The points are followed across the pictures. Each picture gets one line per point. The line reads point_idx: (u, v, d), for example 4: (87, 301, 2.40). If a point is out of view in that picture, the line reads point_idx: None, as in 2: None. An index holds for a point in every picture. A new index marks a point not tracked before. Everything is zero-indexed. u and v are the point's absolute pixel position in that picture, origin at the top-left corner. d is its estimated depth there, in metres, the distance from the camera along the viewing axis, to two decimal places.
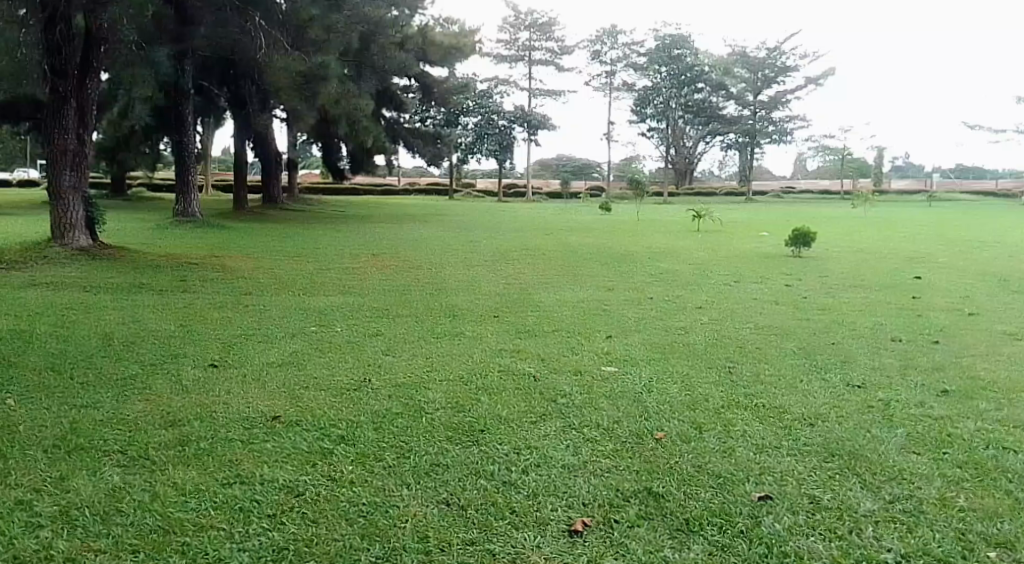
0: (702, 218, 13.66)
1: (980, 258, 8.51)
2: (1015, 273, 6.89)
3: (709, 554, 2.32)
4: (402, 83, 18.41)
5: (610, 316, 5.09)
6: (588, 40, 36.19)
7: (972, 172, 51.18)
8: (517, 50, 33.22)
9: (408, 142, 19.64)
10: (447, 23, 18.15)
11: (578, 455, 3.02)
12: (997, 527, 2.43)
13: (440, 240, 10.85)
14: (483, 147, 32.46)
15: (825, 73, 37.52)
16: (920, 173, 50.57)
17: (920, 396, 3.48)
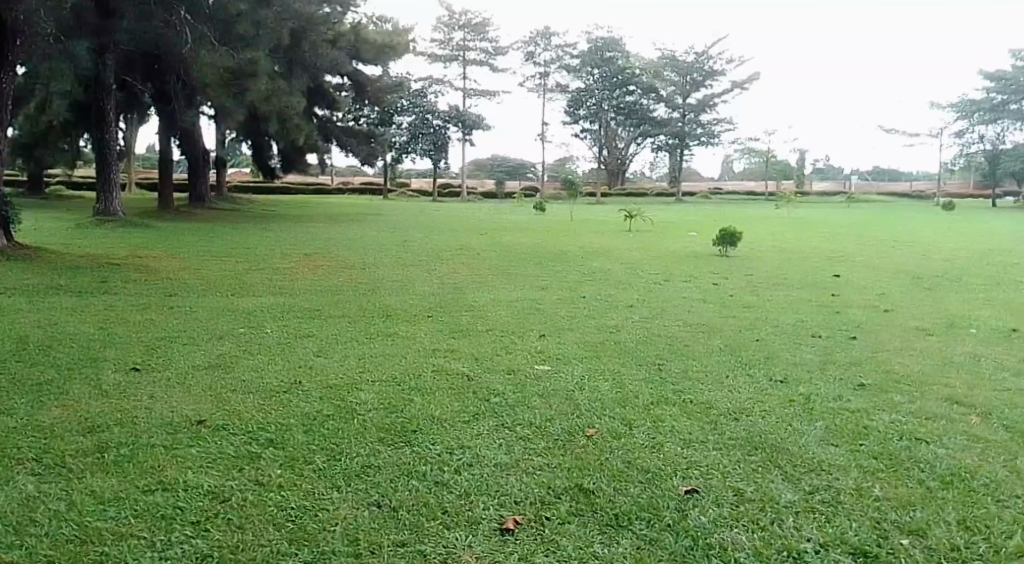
0: (633, 218, 13.90)
1: (890, 257, 8.88)
2: (924, 271, 7.23)
3: (637, 549, 2.37)
4: (336, 81, 18.14)
5: (543, 315, 5.13)
6: (521, 41, 36.37)
7: (887, 175, 53.52)
8: (451, 50, 33.13)
9: (345, 141, 19.35)
10: (381, 22, 18.04)
11: (510, 454, 3.04)
12: (910, 515, 2.55)
13: (377, 240, 10.74)
14: (418, 146, 32.26)
15: (750, 77, 38.54)
16: (839, 175, 52.78)
17: (839, 389, 3.63)
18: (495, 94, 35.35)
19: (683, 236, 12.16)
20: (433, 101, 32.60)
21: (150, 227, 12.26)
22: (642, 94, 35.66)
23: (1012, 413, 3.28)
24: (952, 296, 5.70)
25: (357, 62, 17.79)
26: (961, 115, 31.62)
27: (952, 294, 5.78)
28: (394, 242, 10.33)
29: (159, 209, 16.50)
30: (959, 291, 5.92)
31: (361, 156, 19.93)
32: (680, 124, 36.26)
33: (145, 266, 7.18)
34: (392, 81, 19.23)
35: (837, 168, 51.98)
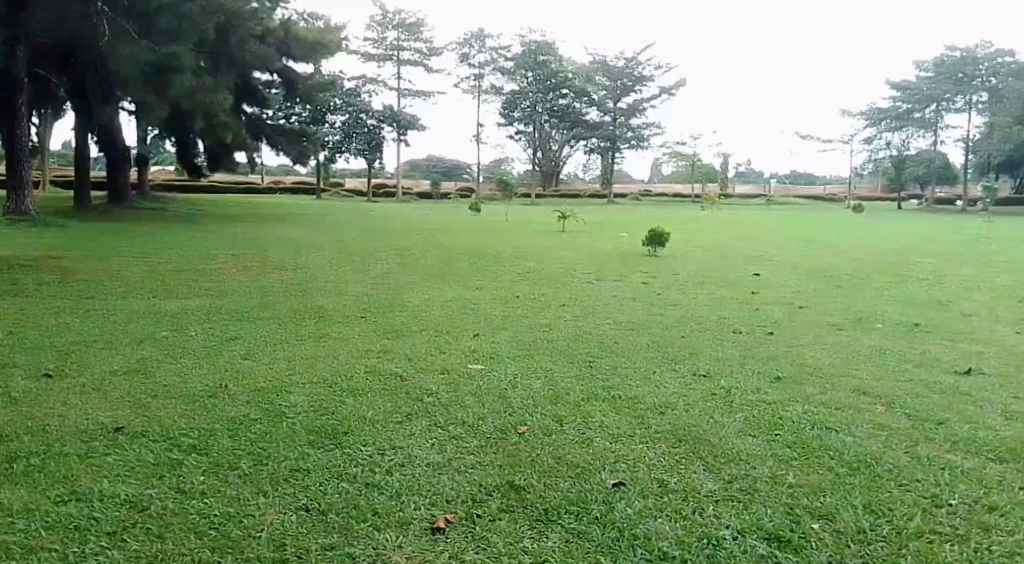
0: (567, 219, 14.11)
1: (806, 257, 9.26)
2: (837, 270, 7.59)
3: (566, 542, 2.43)
4: (265, 78, 17.72)
5: (478, 315, 5.17)
6: (456, 42, 36.28)
7: (803, 179, 55.87)
8: (385, 49, 32.84)
9: (275, 139, 18.90)
10: (311, 19, 17.75)
11: (443, 453, 3.06)
12: (821, 500, 2.70)
13: (308, 240, 10.62)
14: (351, 145, 31.89)
15: (678, 83, 39.41)
16: (760, 179, 54.67)
17: (758, 383, 3.79)
18: (430, 95, 35.16)
19: (612, 237, 12.43)
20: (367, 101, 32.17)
21: (67, 227, 11.74)
22: (574, 97, 36.13)
23: (914, 402, 3.49)
24: (863, 294, 6.00)
25: (287, 58, 17.42)
26: (871, 121, 33.24)
27: (862, 291, 6.10)
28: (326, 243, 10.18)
29: (78, 208, 15.78)
30: (869, 288, 6.25)
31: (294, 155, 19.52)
32: (611, 127, 36.36)
33: (61, 268, 6.88)
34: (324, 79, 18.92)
35: (758, 172, 53.86)
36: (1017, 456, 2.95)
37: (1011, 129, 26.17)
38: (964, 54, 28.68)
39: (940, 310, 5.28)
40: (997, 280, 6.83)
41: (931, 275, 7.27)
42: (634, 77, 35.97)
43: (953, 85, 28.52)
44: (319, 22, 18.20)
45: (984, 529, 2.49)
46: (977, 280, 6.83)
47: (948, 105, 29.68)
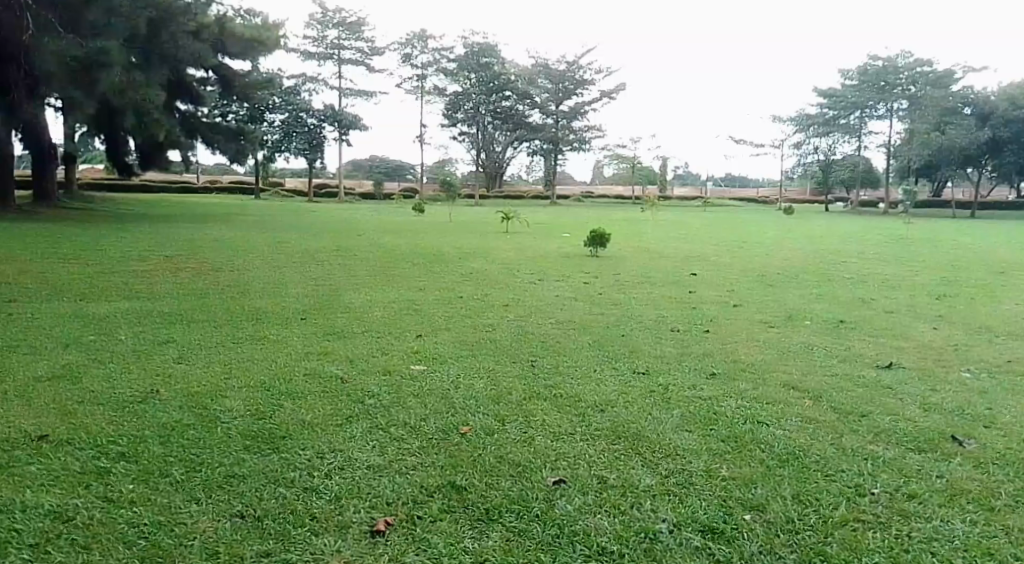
0: (511, 220, 14.13)
1: (741, 257, 9.51)
2: (770, 270, 7.84)
3: (506, 541, 2.46)
4: (199, 74, 17.24)
5: (421, 315, 5.16)
6: (397, 42, 35.98)
7: (738, 182, 57.53)
8: (325, 48, 32.35)
9: (212, 138, 18.41)
10: (248, 16, 17.40)
11: (383, 455, 3.05)
12: (752, 492, 2.79)
13: (248, 240, 10.41)
14: (291, 144, 31.33)
15: (618, 87, 40.01)
16: (697, 181, 55.97)
17: (693, 379, 3.89)
18: (372, 95, 34.80)
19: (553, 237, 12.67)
20: (307, 99, 31.61)
21: None
22: (517, 99, 36.29)
23: (839, 395, 3.64)
24: (793, 292, 6.22)
25: (222, 55, 17.00)
26: (799, 127, 34.50)
27: (792, 290, 6.31)
28: (265, 243, 9.98)
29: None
30: (798, 287, 6.48)
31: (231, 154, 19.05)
32: (553, 129, 36.75)
33: None
34: (262, 76, 18.53)
35: (695, 174, 55.10)
36: (934, 445, 3.11)
37: (929, 135, 27.52)
38: (885, 64, 29.81)
39: (863, 307, 5.52)
40: (914, 278, 7.17)
41: (858, 273, 7.57)
42: (575, 81, 36.40)
43: (875, 93, 29.86)
44: (257, 19, 17.82)
45: (904, 516, 2.61)
46: (898, 279, 7.14)
47: (871, 111, 31.01)
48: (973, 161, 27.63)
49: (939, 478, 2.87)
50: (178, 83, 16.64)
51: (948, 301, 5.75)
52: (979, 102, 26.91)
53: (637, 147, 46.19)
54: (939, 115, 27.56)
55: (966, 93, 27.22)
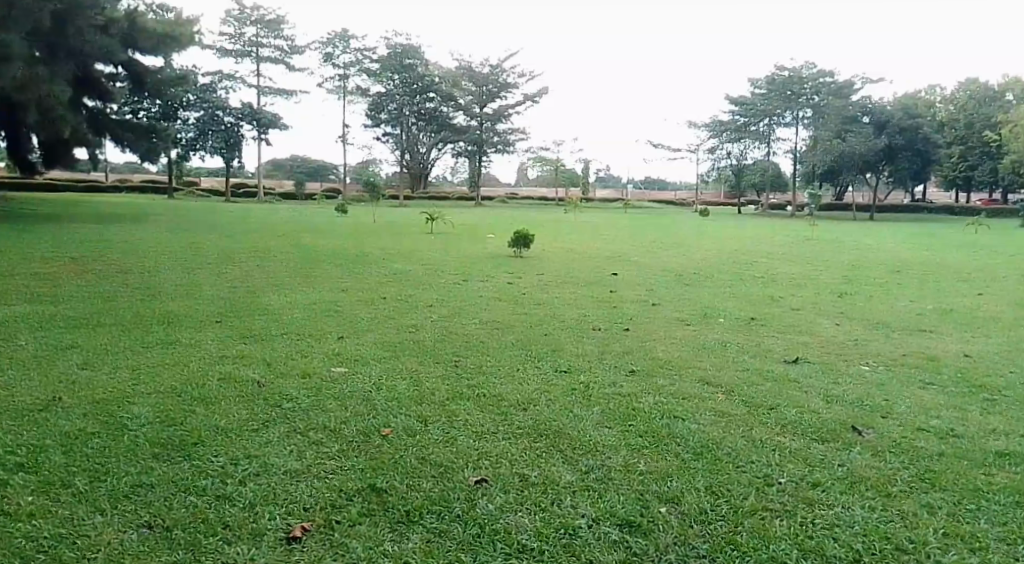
0: (435, 220, 14.13)
1: (657, 256, 9.79)
2: (687, 269, 8.10)
3: (426, 543, 2.46)
4: (107, 70, 16.51)
5: (343, 317, 5.09)
6: (317, 41, 35.32)
7: (656, 185, 59.16)
8: (242, 46, 31.48)
9: (121, 136, 17.66)
10: (160, 11, 16.79)
11: (301, 459, 3.00)
12: (667, 485, 2.88)
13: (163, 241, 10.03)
14: (206, 143, 30.40)
15: (541, 90, 40.34)
16: (618, 184, 57.15)
17: (614, 376, 3.99)
18: (293, 95, 34.02)
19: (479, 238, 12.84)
20: (223, 97, 30.66)
21: None
22: (441, 101, 36.08)
23: (751, 389, 3.80)
24: (708, 290, 6.44)
25: (132, 50, 16.34)
26: (713, 133, 35.41)
27: (708, 288, 6.53)
28: (180, 244, 9.65)
29: None
30: (714, 286, 6.70)
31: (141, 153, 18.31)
32: (478, 131, 36.95)
33: None
34: (176, 73, 17.89)
35: (616, 176, 56.20)
36: (836, 436, 3.28)
37: (831, 142, 28.91)
38: (791, 74, 30.86)
39: (773, 304, 5.77)
40: (819, 277, 7.54)
41: (769, 273, 7.90)
42: (499, 84, 36.54)
43: (783, 102, 31.09)
44: (170, 15, 17.21)
45: (808, 504, 2.75)
46: (804, 277, 7.49)
47: (779, 119, 32.29)
48: (871, 166, 29.24)
49: (841, 466, 3.03)
50: (84, 79, 15.89)
51: (850, 298, 6.07)
52: (876, 111, 28.42)
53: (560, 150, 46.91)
54: (840, 123, 28.70)
55: (864, 102, 28.45)
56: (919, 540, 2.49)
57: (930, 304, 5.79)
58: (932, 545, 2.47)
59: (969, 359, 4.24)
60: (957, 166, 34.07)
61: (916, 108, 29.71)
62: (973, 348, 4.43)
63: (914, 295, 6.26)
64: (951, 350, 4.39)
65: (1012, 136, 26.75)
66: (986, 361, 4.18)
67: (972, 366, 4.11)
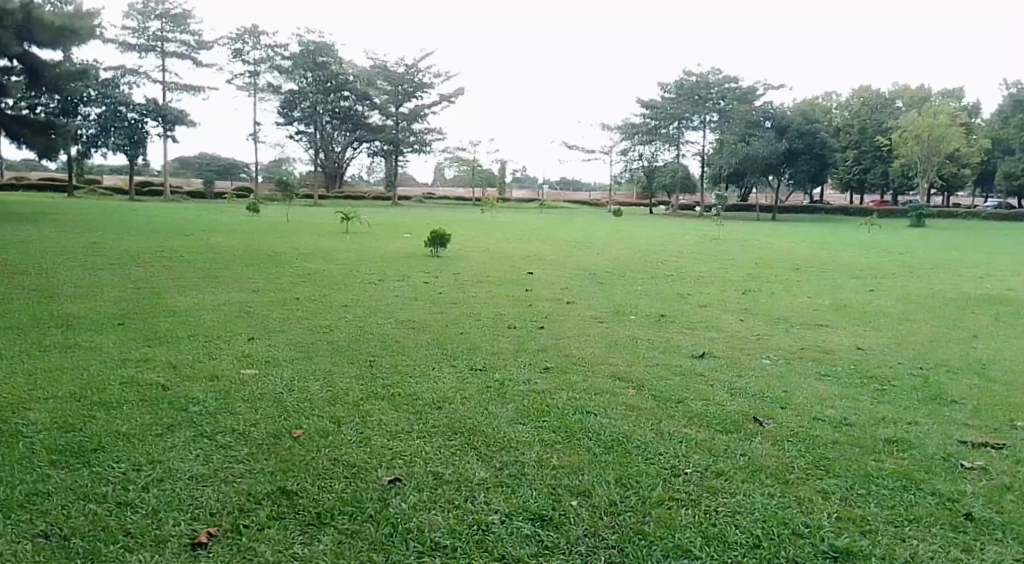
0: (350, 220, 13.95)
1: (571, 256, 9.92)
2: (602, 269, 8.26)
3: (337, 544, 2.45)
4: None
5: (253, 318, 4.97)
6: (227, 37, 34.25)
7: (571, 185, 60.16)
8: (147, 40, 30.30)
9: (15, 132, 16.68)
10: (59, 4, 15.96)
11: (208, 464, 2.92)
12: (579, 478, 2.95)
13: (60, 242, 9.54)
14: (109, 140, 29.12)
15: (457, 91, 40.18)
16: (534, 184, 57.81)
17: (528, 373, 4.05)
18: (201, 91, 32.93)
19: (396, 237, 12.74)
20: (127, 92, 29.39)
21: None
22: (356, 100, 35.83)
23: (660, 384, 3.92)
24: (618, 289, 6.59)
25: (28, 44, 15.48)
26: (626, 136, 35.96)
27: (620, 287, 6.66)
28: (78, 245, 9.18)
29: None
30: (627, 285, 6.85)
31: (37, 150, 17.34)
32: (394, 132, 36.30)
33: None
34: (75, 68, 17.04)
35: (533, 176, 56.64)
36: (739, 426, 3.43)
37: (736, 146, 29.96)
38: (698, 79, 31.72)
39: (683, 302, 5.95)
40: (727, 275, 7.80)
41: (681, 272, 8.13)
42: (414, 84, 36.14)
43: (691, 106, 31.90)
44: (70, 8, 16.38)
45: (712, 493, 2.86)
46: (713, 276, 7.74)
47: (687, 122, 33.14)
48: (773, 169, 30.46)
49: (743, 456, 3.17)
50: None
51: (753, 295, 6.32)
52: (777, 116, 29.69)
53: (477, 150, 47.05)
54: (744, 127, 30.28)
55: (766, 107, 29.89)
56: (814, 525, 2.63)
57: (826, 300, 6.11)
58: (825, 528, 2.60)
59: (861, 351, 4.48)
60: (851, 169, 36.04)
61: (814, 114, 31.16)
62: (864, 341, 4.69)
63: (813, 292, 6.58)
64: (844, 343, 4.65)
65: (901, 141, 28.32)
66: (874, 353, 4.45)
67: (864, 358, 4.35)
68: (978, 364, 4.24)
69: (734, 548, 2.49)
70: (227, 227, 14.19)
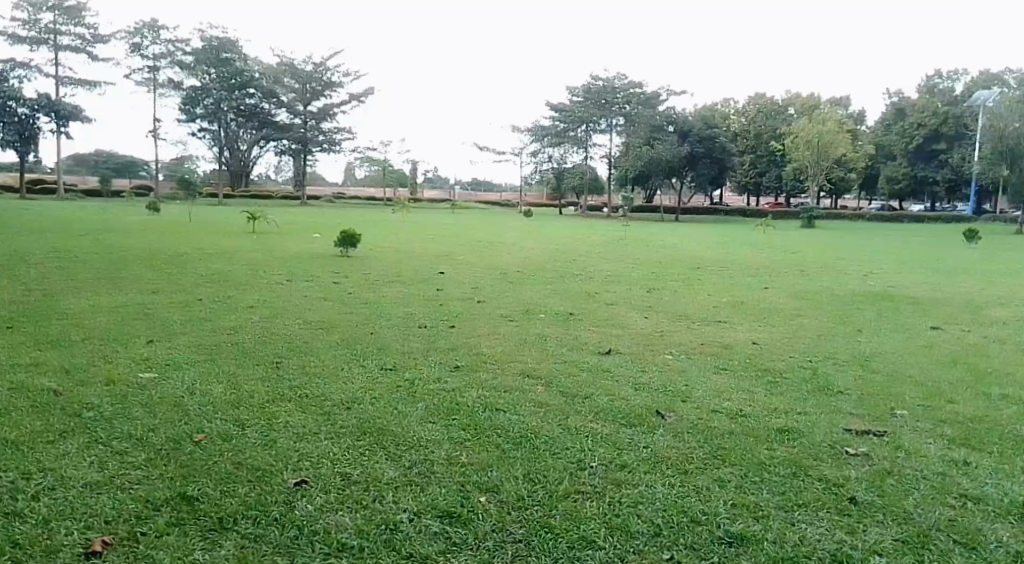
0: (256, 220, 13.61)
1: (483, 256, 9.95)
2: (513, 268, 8.34)
3: (240, 549, 2.41)
4: None
5: (152, 321, 4.79)
6: (123, 31, 32.78)
7: (482, 185, 60.37)
8: (38, 32, 28.64)
9: None
10: None
11: (102, 471, 2.82)
12: (488, 475, 3.00)
13: None
14: None
15: (367, 91, 39.68)
16: (446, 185, 57.72)
17: (438, 372, 4.06)
18: (97, 86, 31.37)
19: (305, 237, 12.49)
20: (16, 86, 27.63)
21: None
22: (262, 98, 34.85)
23: (566, 380, 4.02)
24: (528, 288, 6.68)
25: None
26: (535, 138, 36.34)
27: (529, 287, 6.75)
28: None
29: None
30: (537, 285, 6.94)
31: None
32: (302, 130, 35.59)
33: None
34: None
35: (445, 177, 56.53)
36: (642, 420, 3.55)
37: (640, 149, 30.81)
38: (605, 83, 32.49)
39: (591, 300, 6.09)
40: (633, 274, 8.02)
41: (591, 271, 8.31)
42: (322, 82, 35.72)
43: (598, 110, 32.43)
44: None
45: (617, 485, 2.96)
46: (621, 274, 7.94)
47: (595, 125, 33.34)
48: (676, 172, 31.47)
49: (646, 448, 3.28)
50: None
51: (657, 293, 6.53)
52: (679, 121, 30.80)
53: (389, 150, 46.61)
54: (649, 131, 31.13)
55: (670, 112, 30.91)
56: (710, 512, 2.75)
57: (725, 298, 6.36)
58: (722, 515, 2.74)
59: (755, 346, 4.72)
60: (748, 172, 37.69)
61: (714, 120, 32.40)
62: (759, 337, 4.93)
63: (714, 290, 6.85)
64: (741, 338, 4.87)
65: (793, 146, 29.79)
66: (767, 347, 4.68)
67: (758, 353, 4.58)
68: (860, 356, 4.54)
69: (636, 537, 2.58)
70: (124, 227, 13.54)
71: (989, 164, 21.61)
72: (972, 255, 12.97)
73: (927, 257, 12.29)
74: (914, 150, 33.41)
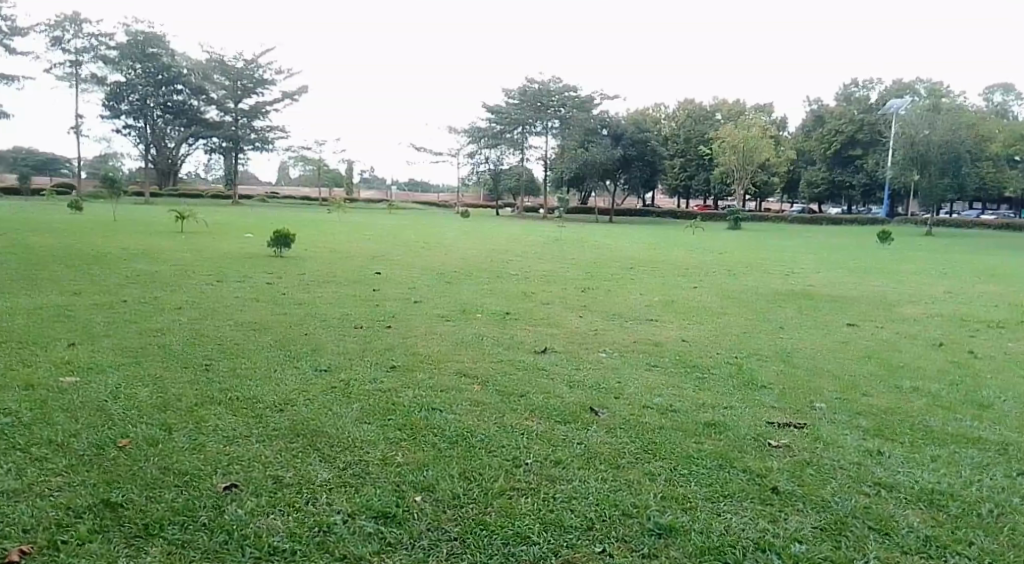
0: (184, 219, 13.22)
1: (418, 256, 9.93)
2: (450, 268, 8.36)
3: (166, 555, 2.36)
4: None
5: (74, 323, 4.61)
6: (42, 24, 31.32)
7: (418, 186, 60.04)
8: None
9: None
10: None
11: (20, 478, 2.72)
12: (422, 474, 3.00)
13: None
14: None
15: (301, 89, 39.06)
16: (382, 185, 57.14)
17: (374, 373, 4.05)
18: (15, 81, 29.71)
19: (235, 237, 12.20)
20: None
21: None
22: (190, 94, 33.92)
23: (502, 379, 4.06)
24: (463, 288, 6.71)
25: None
26: (470, 139, 36.37)
27: (464, 286, 6.78)
28: None
29: None
30: (473, 284, 6.98)
31: None
32: (233, 128, 34.72)
33: None
34: None
35: (381, 178, 56.01)
36: (576, 416, 3.63)
37: (576, 152, 31.21)
38: (540, 86, 32.78)
39: (526, 300, 6.17)
40: (568, 274, 8.15)
41: (526, 271, 8.40)
42: (254, 80, 34.84)
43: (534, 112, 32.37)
44: None
45: (551, 481, 3.01)
46: (555, 274, 8.05)
47: (530, 128, 33.71)
48: (610, 174, 32.01)
49: (581, 445, 3.34)
50: None
51: (592, 292, 6.66)
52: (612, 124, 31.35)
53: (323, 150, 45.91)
54: (583, 134, 31.58)
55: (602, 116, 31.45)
56: (640, 505, 2.83)
57: (658, 297, 6.53)
58: (652, 508, 2.81)
59: (685, 343, 4.87)
60: (678, 176, 38.58)
61: (646, 125, 33.11)
62: (689, 334, 5.08)
63: (647, 288, 7.02)
64: (671, 336, 5.02)
65: (720, 150, 30.76)
66: (697, 344, 4.83)
67: (688, 350, 4.72)
68: (782, 351, 4.73)
69: (569, 532, 2.63)
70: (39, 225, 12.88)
71: (901, 169, 22.48)
72: (884, 254, 13.65)
73: (843, 256, 12.88)
74: (833, 155, 34.95)
